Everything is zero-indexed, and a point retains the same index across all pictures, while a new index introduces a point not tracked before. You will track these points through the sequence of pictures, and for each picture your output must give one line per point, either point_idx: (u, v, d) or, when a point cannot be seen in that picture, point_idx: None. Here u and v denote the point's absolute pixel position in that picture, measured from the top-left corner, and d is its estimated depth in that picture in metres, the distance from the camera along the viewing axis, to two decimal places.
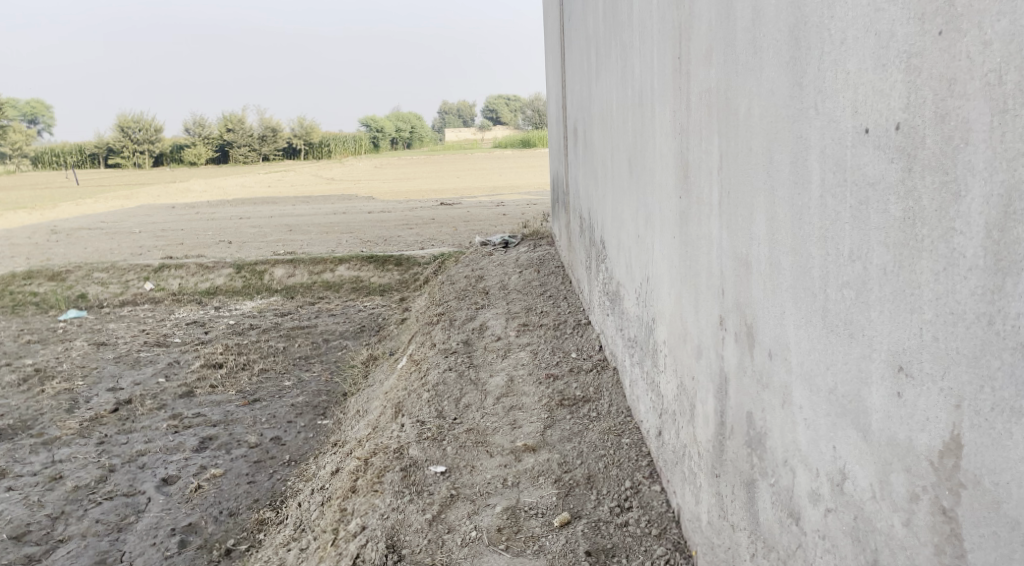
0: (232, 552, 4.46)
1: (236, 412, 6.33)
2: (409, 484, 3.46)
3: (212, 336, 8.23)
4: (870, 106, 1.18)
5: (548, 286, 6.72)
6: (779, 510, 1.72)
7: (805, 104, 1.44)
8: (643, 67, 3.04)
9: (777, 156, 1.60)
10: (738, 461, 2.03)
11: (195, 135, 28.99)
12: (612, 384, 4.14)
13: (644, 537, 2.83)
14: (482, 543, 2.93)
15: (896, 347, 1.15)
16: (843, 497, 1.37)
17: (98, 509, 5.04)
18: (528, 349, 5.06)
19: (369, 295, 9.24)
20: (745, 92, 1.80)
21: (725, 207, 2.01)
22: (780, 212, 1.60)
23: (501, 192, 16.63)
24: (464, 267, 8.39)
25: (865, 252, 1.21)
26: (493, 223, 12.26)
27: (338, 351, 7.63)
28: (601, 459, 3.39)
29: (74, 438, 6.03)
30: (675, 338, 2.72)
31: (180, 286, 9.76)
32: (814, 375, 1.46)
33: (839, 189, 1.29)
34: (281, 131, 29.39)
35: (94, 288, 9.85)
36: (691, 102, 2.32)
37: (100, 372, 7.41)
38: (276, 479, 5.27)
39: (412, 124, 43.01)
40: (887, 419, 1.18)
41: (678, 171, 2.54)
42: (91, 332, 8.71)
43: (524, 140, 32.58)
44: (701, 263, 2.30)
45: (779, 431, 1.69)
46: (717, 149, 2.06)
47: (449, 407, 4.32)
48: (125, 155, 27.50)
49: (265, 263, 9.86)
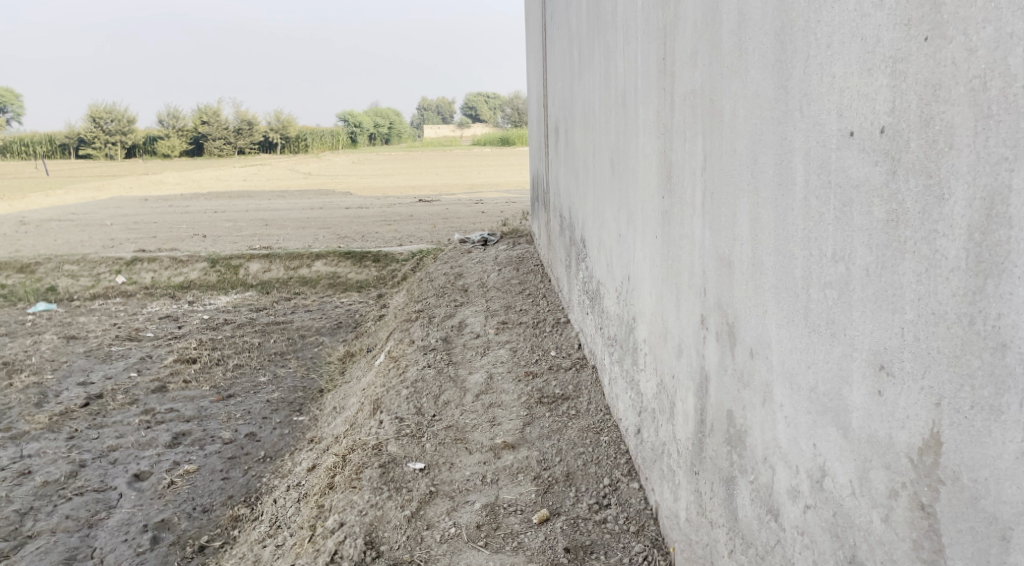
0: (206, 548, 4.42)
1: (210, 408, 6.28)
2: (387, 481, 3.45)
3: (186, 331, 8.15)
4: (855, 110, 1.20)
5: (527, 284, 6.74)
6: (758, 507, 1.75)
7: (789, 106, 1.46)
8: (627, 66, 3.06)
9: (762, 157, 1.62)
10: (718, 458, 2.06)
11: (169, 128, 28.67)
12: (591, 383, 4.17)
13: (622, 535, 2.86)
14: (461, 540, 2.94)
15: (877, 347, 1.17)
16: (822, 494, 1.39)
17: (68, 505, 4.97)
18: (508, 347, 5.07)
19: (346, 291, 9.19)
20: (730, 93, 1.82)
21: (708, 208, 2.03)
22: (763, 213, 1.62)
23: (480, 190, 16.61)
24: (443, 264, 8.38)
25: (848, 254, 1.24)
26: (472, 221, 12.26)
27: (314, 347, 7.59)
28: (580, 457, 3.41)
29: (43, 433, 5.94)
30: (656, 337, 2.75)
31: (153, 280, 9.65)
32: (796, 373, 1.49)
33: (823, 191, 1.32)
34: (258, 124, 29.14)
35: (64, 281, 9.71)
36: (675, 102, 2.34)
37: (70, 366, 7.31)
38: (251, 475, 5.23)
39: (391, 120, 42.82)
40: (867, 417, 1.21)
41: (660, 171, 2.56)
42: (61, 325, 8.58)
43: (503, 138, 32.54)
44: (683, 262, 2.32)
45: (759, 429, 1.72)
46: (701, 150, 2.09)
47: (427, 404, 4.32)
48: (97, 146, 27.14)
49: (240, 258, 9.77)
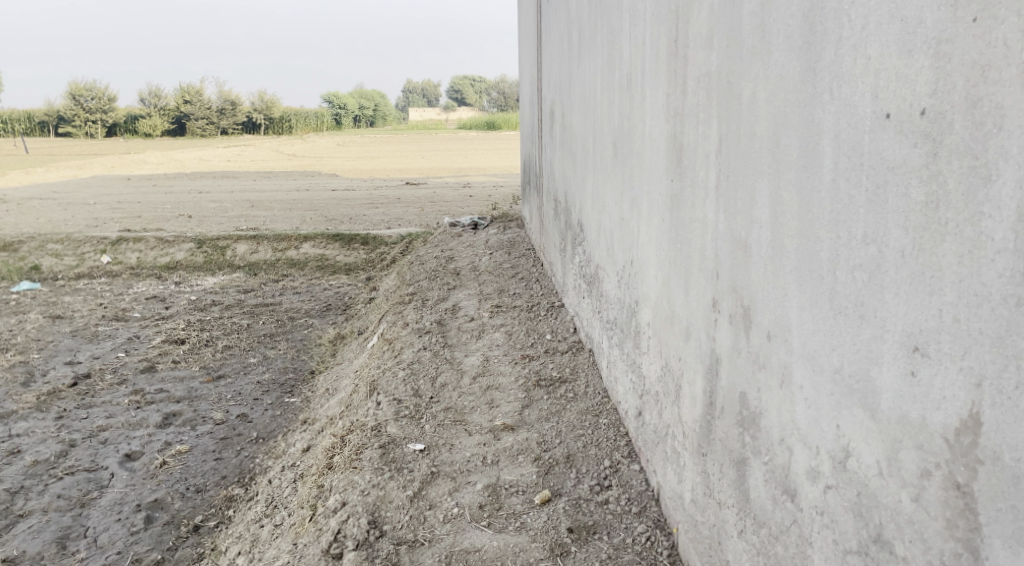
0: (201, 528, 4.42)
1: (200, 389, 6.25)
2: (388, 462, 3.45)
3: (174, 312, 8.09)
4: (893, 92, 1.20)
5: (520, 268, 6.74)
6: (773, 487, 1.76)
7: (817, 89, 1.46)
8: (633, 49, 3.05)
9: (784, 140, 1.63)
10: (728, 440, 2.07)
11: (151, 106, 28.34)
12: (588, 366, 4.19)
13: (624, 515, 2.88)
14: (464, 520, 2.95)
15: (911, 328, 1.18)
16: (845, 474, 1.41)
17: (59, 484, 4.94)
18: (502, 330, 5.08)
19: (335, 274, 9.15)
20: (750, 76, 1.82)
21: (723, 190, 2.04)
22: (785, 195, 1.63)
23: (468, 174, 16.56)
24: (433, 248, 8.35)
25: (880, 236, 1.25)
26: (460, 204, 12.23)
27: (304, 329, 7.55)
28: (580, 439, 3.43)
29: (31, 412, 5.89)
30: (661, 320, 2.76)
31: (138, 261, 9.56)
32: (818, 355, 1.50)
33: (854, 173, 1.32)
34: (242, 105, 28.87)
35: (48, 260, 9.61)
36: (687, 86, 2.34)
37: (57, 346, 7.25)
38: (244, 456, 5.22)
39: (376, 102, 42.49)
40: (899, 398, 1.22)
41: (670, 154, 2.56)
42: (46, 304, 8.50)
43: (490, 121, 32.41)
44: (693, 246, 2.33)
45: (776, 410, 1.73)
46: (716, 132, 2.09)
47: (424, 386, 4.32)
48: (78, 124, 26.79)
49: (226, 239, 9.70)
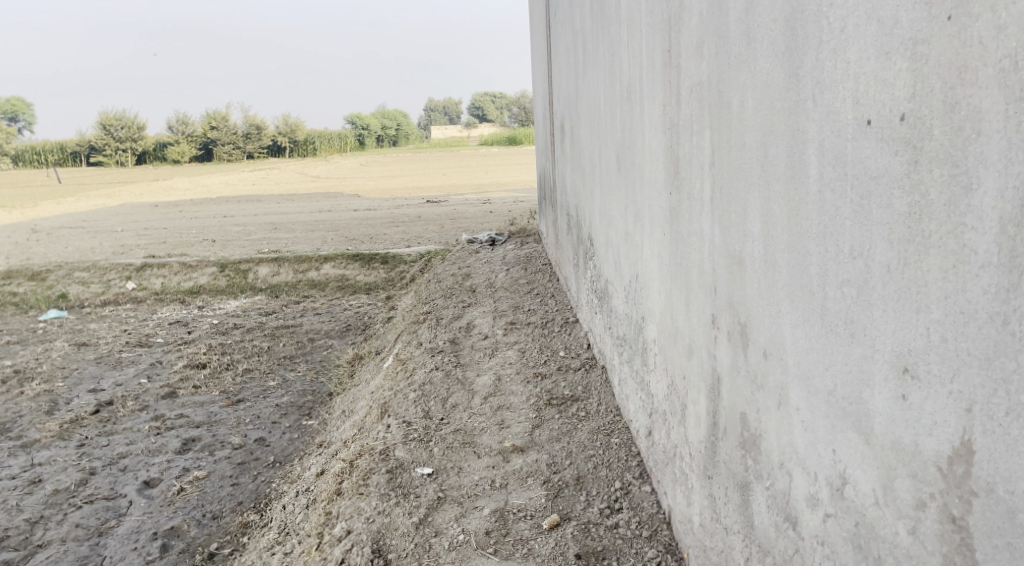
0: (216, 555, 4.38)
1: (219, 413, 6.25)
2: (395, 487, 3.40)
3: (196, 336, 8.13)
4: (873, 96, 1.13)
5: (535, 283, 6.67)
6: (775, 514, 1.67)
7: (801, 95, 1.39)
8: (631, 60, 3.00)
9: (773, 150, 1.55)
10: (732, 463, 1.99)
11: (178, 134, 28.74)
12: (601, 383, 4.10)
13: (634, 540, 2.79)
14: (470, 547, 2.88)
15: (900, 347, 1.10)
16: (842, 502, 1.32)
17: (78, 513, 4.94)
18: (516, 348, 5.01)
19: (355, 294, 9.14)
20: (738, 85, 1.75)
21: (717, 203, 1.97)
22: (775, 207, 1.55)
23: (488, 190, 16.54)
24: (451, 265, 8.33)
25: (866, 249, 1.17)
26: (480, 221, 12.19)
27: (323, 351, 7.54)
28: (590, 460, 3.34)
29: (53, 440, 5.92)
30: (665, 337, 2.68)
31: (163, 286, 9.63)
32: (812, 376, 1.42)
33: (838, 183, 1.25)
34: (266, 129, 29.23)
35: (75, 288, 9.73)
36: (681, 96, 2.28)
37: (81, 373, 7.30)
38: (261, 481, 5.19)
39: (398, 122, 42.81)
40: (890, 422, 1.14)
41: (668, 166, 2.49)
42: (73, 331, 8.59)
43: (511, 136, 32.49)
44: (692, 260, 2.25)
45: (774, 433, 1.64)
46: (709, 143, 2.02)
47: (435, 407, 4.26)
48: (108, 153, 27.14)
49: (248, 263, 9.75)
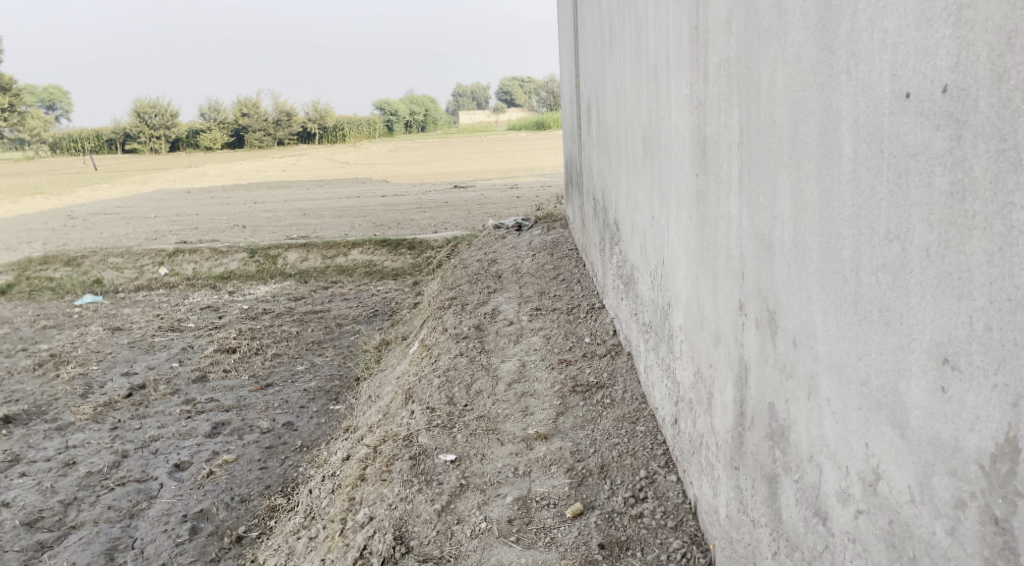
0: (243, 539, 4.41)
1: (248, 397, 6.29)
2: (418, 473, 3.38)
3: (226, 321, 8.19)
4: (913, 66, 1.06)
5: (562, 269, 6.60)
6: (804, 508, 1.61)
7: (835, 69, 1.32)
8: (658, 39, 2.91)
9: (804, 127, 1.48)
10: (759, 454, 1.92)
11: (210, 121, 28.96)
12: (627, 371, 4.04)
13: (660, 530, 2.74)
14: (493, 535, 2.84)
15: (939, 336, 1.04)
16: (876, 498, 1.25)
17: (111, 495, 5.01)
18: (541, 333, 4.96)
19: (382, 280, 9.15)
20: (768, 60, 1.67)
21: (745, 184, 1.89)
22: (806, 188, 1.48)
23: (515, 175, 16.45)
24: (478, 251, 8.29)
25: (903, 231, 1.10)
26: (507, 206, 12.13)
27: (351, 336, 7.56)
28: (615, 448, 3.29)
29: (87, 423, 6.00)
30: (691, 324, 2.61)
31: (194, 271, 9.72)
32: (844, 365, 1.35)
33: (874, 162, 1.18)
34: (297, 115, 29.38)
35: (109, 274, 9.86)
36: (709, 75, 2.20)
37: (115, 357, 7.39)
38: (288, 465, 5.22)
39: (427, 109, 42.80)
40: (928, 416, 1.07)
41: (694, 148, 2.41)
42: (107, 316, 8.70)
43: (539, 121, 32.32)
44: (719, 244, 2.18)
45: (804, 424, 1.57)
46: (737, 123, 1.94)
47: (459, 393, 4.23)
48: (142, 140, 27.38)
49: (278, 248, 9.81)
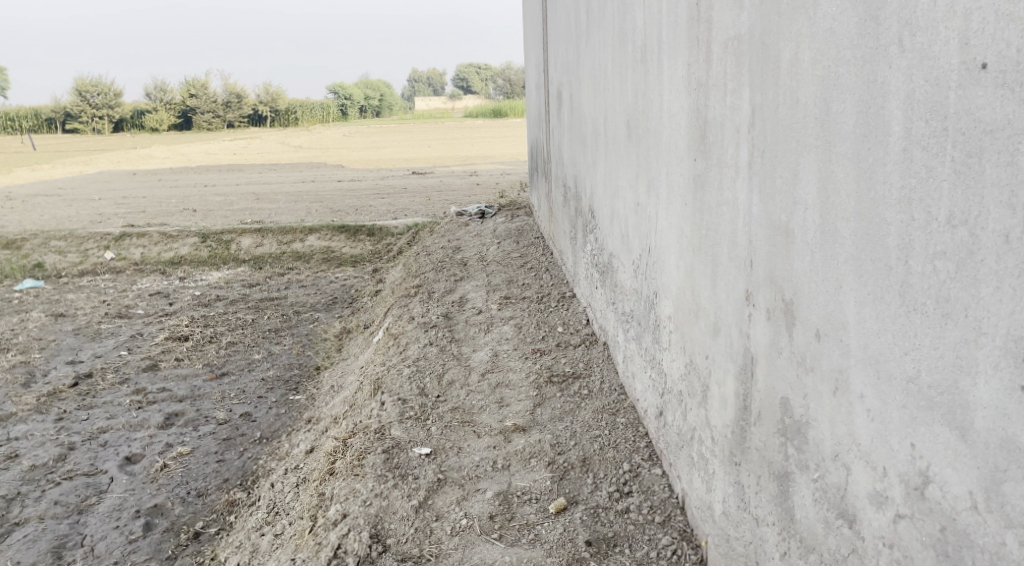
0: (201, 535, 4.22)
1: (203, 387, 6.06)
2: (391, 468, 3.24)
3: (178, 307, 7.90)
4: (991, 33, 1.01)
5: (528, 257, 6.50)
6: (825, 509, 1.53)
7: (881, 41, 1.22)
8: (647, 19, 2.81)
9: (837, 106, 1.38)
10: (768, 451, 1.84)
11: (157, 101, 28.05)
12: (603, 361, 3.96)
13: (647, 526, 2.66)
14: (474, 533, 2.73)
15: (1017, 330, 1.00)
16: (922, 503, 1.19)
17: (57, 490, 4.76)
18: (512, 322, 4.85)
19: (341, 266, 8.92)
20: (791, 35, 1.57)
21: (757, 168, 1.80)
22: (838, 170, 1.38)
23: (474, 162, 16.26)
24: (440, 238, 8.14)
25: (973, 216, 1.06)
26: (466, 193, 11.95)
27: (310, 323, 7.35)
28: (596, 441, 3.20)
29: (31, 414, 5.71)
30: (684, 314, 2.52)
31: (143, 257, 9.36)
32: (883, 360, 1.27)
33: (933, 140, 1.11)
34: (247, 97, 28.68)
35: (51, 258, 9.44)
36: (713, 53, 2.10)
37: (59, 345, 7.06)
38: (247, 457, 5.02)
39: (382, 94, 42.26)
40: (1000, 417, 1.03)
41: (693, 131, 2.32)
42: (49, 302, 8.32)
43: (495, 108, 32.08)
44: (721, 232, 2.09)
45: (827, 421, 1.49)
46: (748, 103, 1.85)
47: (430, 384, 4.09)
48: (84, 120, 26.42)
49: (231, 233, 9.52)
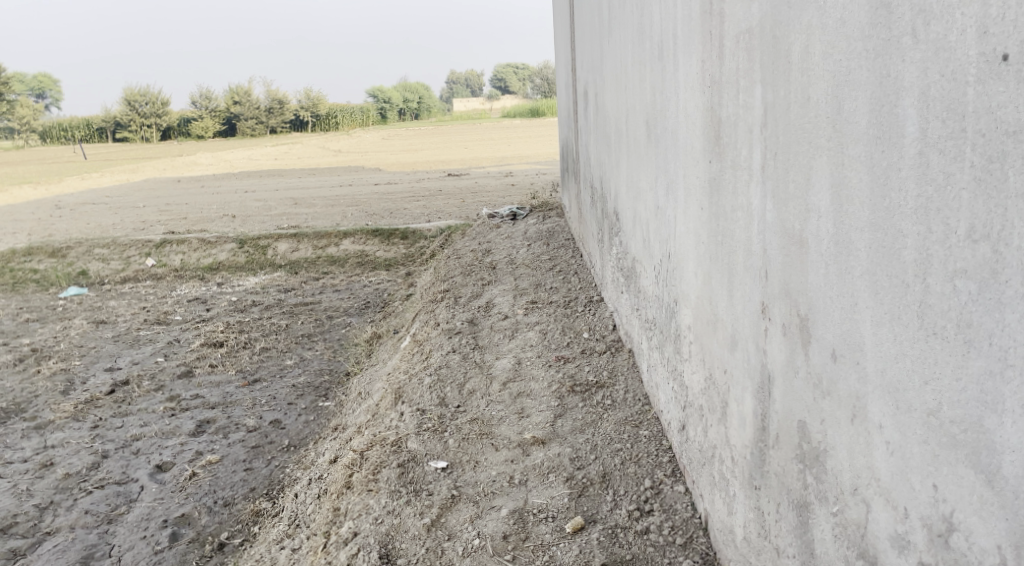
0: (226, 546, 4.19)
1: (235, 394, 6.05)
2: (406, 483, 3.16)
3: (214, 313, 7.94)
4: (1014, 21, 0.90)
5: (558, 260, 6.37)
6: (844, 547, 1.40)
7: (894, 31, 1.09)
8: (663, 13, 2.68)
9: (848, 104, 1.25)
10: (787, 477, 1.69)
11: (203, 109, 28.55)
12: (628, 369, 3.82)
13: (667, 548, 2.53)
14: (487, 553, 2.63)
15: None
16: (947, 553, 1.07)
17: (88, 499, 4.77)
18: (537, 328, 4.73)
19: (374, 270, 8.88)
20: (801, 26, 1.44)
21: (769, 172, 1.66)
22: (851, 175, 1.25)
23: (511, 163, 16.16)
24: (472, 241, 8.06)
25: (996, 230, 0.95)
26: (501, 194, 11.84)
27: (341, 328, 7.32)
28: (616, 455, 3.07)
29: (68, 422, 5.77)
30: (702, 325, 2.39)
31: (182, 263, 9.45)
32: (901, 389, 1.13)
33: (953, 144, 1.00)
34: (289, 103, 28.99)
35: (95, 265, 9.59)
36: (725, 49, 1.96)
37: (98, 352, 7.14)
38: (274, 466, 4.99)
39: (422, 97, 42.46)
40: None
41: (707, 131, 2.18)
42: (92, 309, 8.44)
43: (533, 108, 31.93)
44: (736, 239, 1.95)
45: (844, 450, 1.36)
46: (760, 101, 1.71)
47: (452, 394, 4.00)
48: (134, 129, 26.94)
49: (267, 239, 9.56)
